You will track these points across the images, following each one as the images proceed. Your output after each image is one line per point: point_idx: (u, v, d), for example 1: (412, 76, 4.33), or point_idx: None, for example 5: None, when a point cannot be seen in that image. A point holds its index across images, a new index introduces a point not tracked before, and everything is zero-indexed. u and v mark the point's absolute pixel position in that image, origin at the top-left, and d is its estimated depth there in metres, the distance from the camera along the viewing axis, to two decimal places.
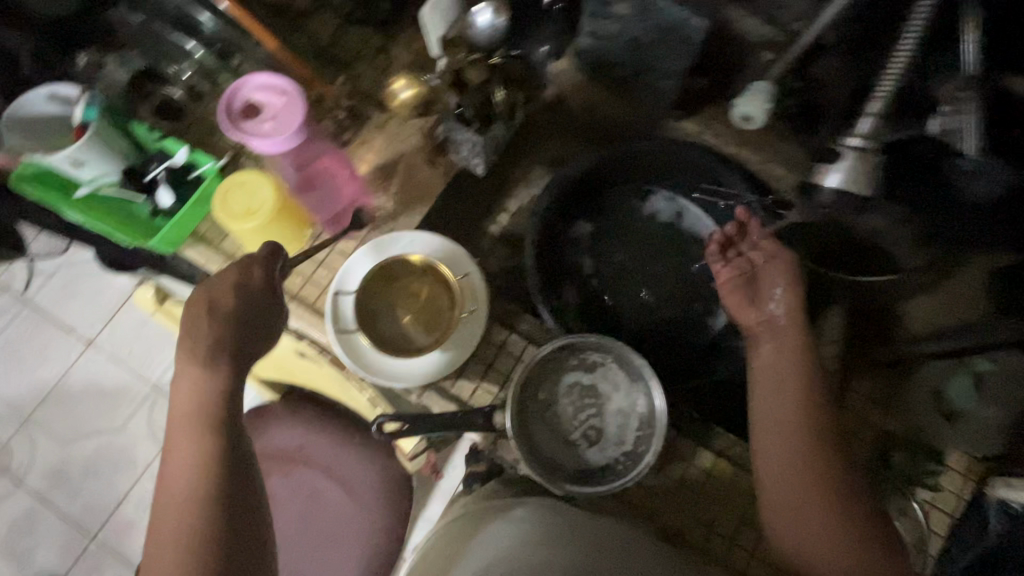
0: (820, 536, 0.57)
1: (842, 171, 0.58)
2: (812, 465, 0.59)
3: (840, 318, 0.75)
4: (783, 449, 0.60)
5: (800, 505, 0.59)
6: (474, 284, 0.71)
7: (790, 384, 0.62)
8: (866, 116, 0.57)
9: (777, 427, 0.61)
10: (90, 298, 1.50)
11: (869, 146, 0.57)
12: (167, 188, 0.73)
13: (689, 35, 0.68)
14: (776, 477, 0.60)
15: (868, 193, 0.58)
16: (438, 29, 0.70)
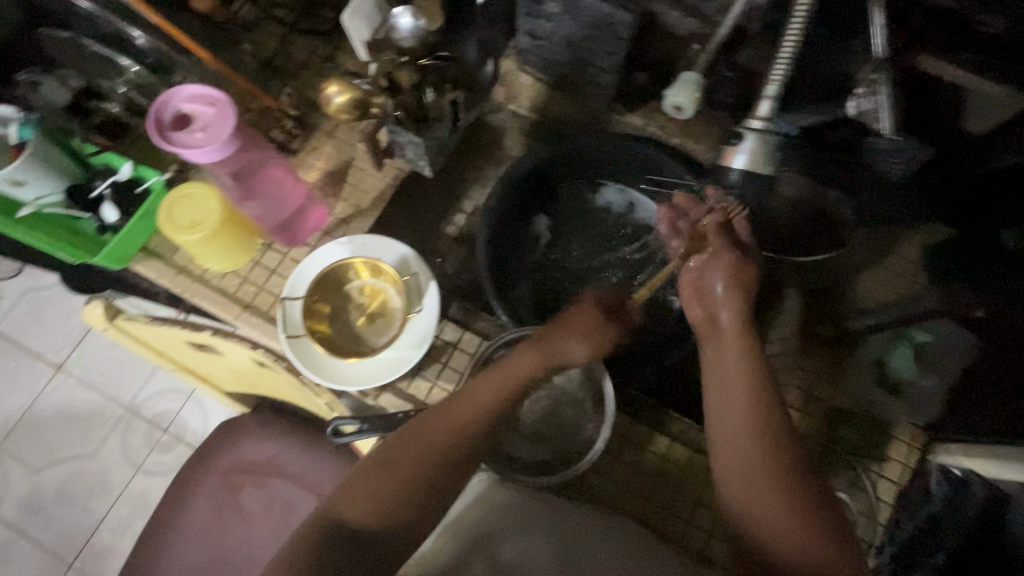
0: (786, 531, 0.49)
1: (746, 152, 0.62)
2: (768, 456, 0.52)
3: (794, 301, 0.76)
4: (736, 442, 0.53)
5: (760, 501, 0.51)
6: (421, 283, 0.72)
7: (737, 377, 0.55)
8: (765, 99, 0.60)
9: (728, 421, 0.54)
10: (57, 323, 1.48)
11: (770, 128, 0.61)
12: (111, 204, 0.73)
13: (619, 31, 0.67)
14: (729, 471, 0.53)
15: (769, 172, 0.62)
16: (363, 32, 0.69)
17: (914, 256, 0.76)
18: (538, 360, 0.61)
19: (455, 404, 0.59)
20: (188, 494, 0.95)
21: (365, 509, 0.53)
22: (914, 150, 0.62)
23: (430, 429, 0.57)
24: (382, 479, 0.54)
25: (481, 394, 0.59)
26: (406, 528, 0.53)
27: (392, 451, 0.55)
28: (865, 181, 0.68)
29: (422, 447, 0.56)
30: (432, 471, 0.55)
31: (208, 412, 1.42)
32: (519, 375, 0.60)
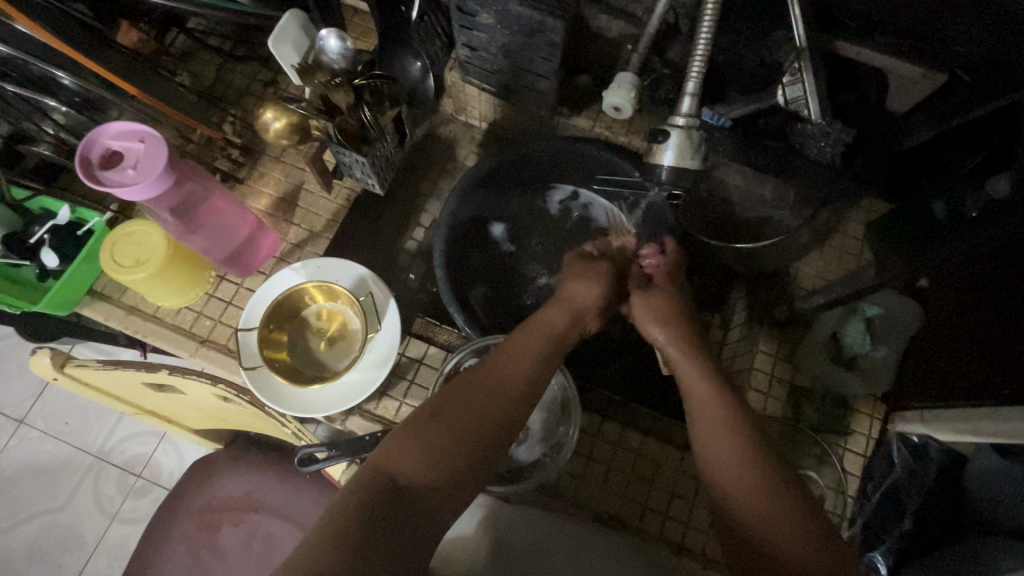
0: (778, 531, 0.45)
1: (673, 148, 0.60)
2: (752, 454, 0.49)
3: (743, 301, 0.80)
4: (716, 445, 0.50)
5: (746, 499, 0.47)
6: (378, 301, 0.72)
7: (705, 387, 0.54)
8: (686, 95, 0.60)
9: (705, 424, 0.52)
10: (14, 375, 1.42)
11: (693, 123, 0.60)
12: (50, 249, 0.71)
13: (550, 36, 0.68)
14: (712, 473, 0.50)
15: (698, 166, 0.61)
16: (293, 57, 0.67)
17: (857, 236, 0.77)
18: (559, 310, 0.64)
19: (498, 356, 0.57)
20: (162, 539, 0.92)
21: (419, 458, 0.49)
22: (838, 132, 0.64)
23: (478, 371, 0.55)
24: (441, 422, 0.51)
25: (515, 343, 0.58)
26: (451, 488, 0.49)
27: (442, 399, 0.53)
28: (796, 171, 0.67)
29: (470, 387, 0.54)
30: (482, 419, 0.52)
31: (183, 451, 1.38)
32: (541, 325, 0.61)
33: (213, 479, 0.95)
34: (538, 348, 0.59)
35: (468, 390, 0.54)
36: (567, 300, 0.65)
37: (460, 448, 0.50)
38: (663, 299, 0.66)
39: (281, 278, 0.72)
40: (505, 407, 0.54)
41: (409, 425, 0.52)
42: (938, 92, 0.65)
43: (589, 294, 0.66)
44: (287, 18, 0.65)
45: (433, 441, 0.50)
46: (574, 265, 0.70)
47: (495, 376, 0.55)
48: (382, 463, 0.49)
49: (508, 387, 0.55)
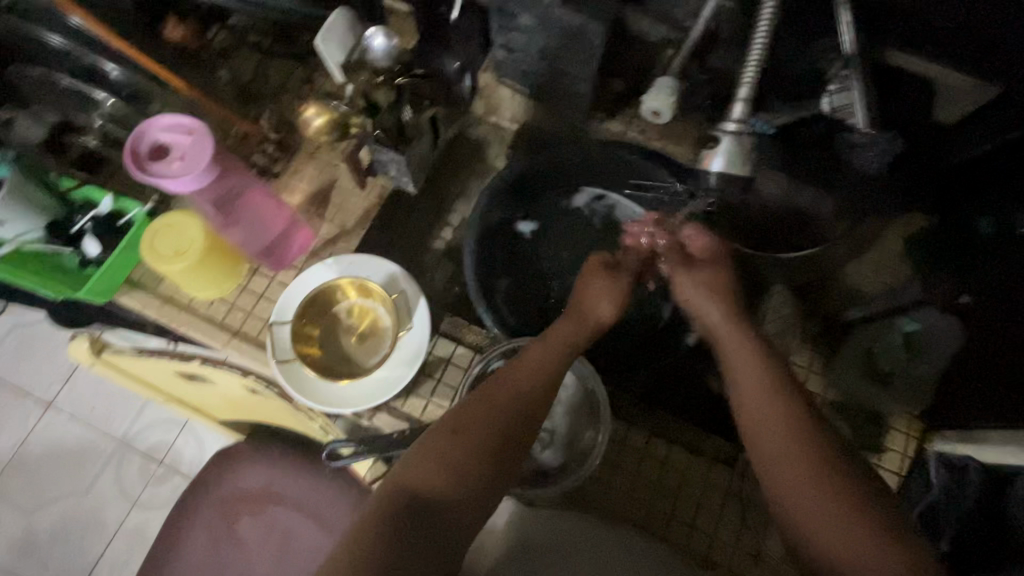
0: (826, 528, 0.45)
1: (722, 154, 0.60)
2: (801, 448, 0.49)
3: (784, 295, 0.76)
4: (762, 433, 0.51)
5: (800, 494, 0.47)
6: (409, 300, 0.72)
7: (751, 373, 0.55)
8: (737, 102, 0.59)
9: (754, 411, 0.53)
10: (44, 360, 1.47)
11: (744, 129, 0.60)
12: (93, 238, 0.73)
13: (590, 39, 0.67)
14: (760, 463, 0.51)
15: (748, 172, 0.60)
16: (337, 56, 0.68)
17: (895, 247, 0.77)
18: (573, 326, 0.63)
19: (513, 369, 0.58)
20: (185, 527, 0.94)
21: (436, 475, 0.51)
22: (886, 144, 0.64)
23: (495, 390, 0.56)
24: (457, 439, 0.52)
25: (529, 361, 0.58)
26: (477, 499, 0.51)
27: (459, 417, 0.54)
28: (843, 182, 0.68)
29: (485, 405, 0.55)
30: (501, 431, 0.54)
31: (203, 441, 1.40)
32: (561, 343, 0.61)
33: (235, 469, 0.96)
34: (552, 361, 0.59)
35: (488, 406, 0.55)
36: (590, 316, 0.64)
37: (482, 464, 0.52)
38: (713, 276, 0.65)
39: (314, 272, 0.73)
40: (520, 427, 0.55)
41: (426, 441, 0.53)
42: (990, 104, 0.64)
43: (610, 314, 0.65)
44: (333, 17, 0.66)
45: (461, 453, 0.52)
46: (598, 271, 0.67)
47: (515, 391, 0.56)
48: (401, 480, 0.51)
49: (527, 405, 0.55)
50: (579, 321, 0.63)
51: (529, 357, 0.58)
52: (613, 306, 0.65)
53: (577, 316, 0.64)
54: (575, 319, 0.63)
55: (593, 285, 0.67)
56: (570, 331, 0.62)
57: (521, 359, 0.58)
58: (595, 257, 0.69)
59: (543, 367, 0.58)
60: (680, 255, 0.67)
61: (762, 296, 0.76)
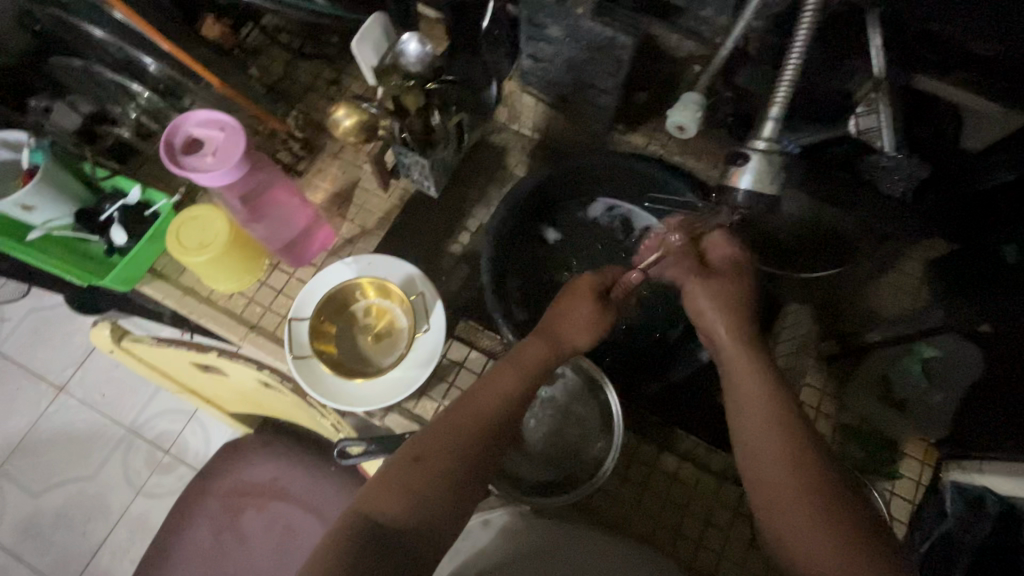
0: (814, 553, 0.45)
1: (750, 171, 0.60)
2: (805, 495, 0.47)
3: (803, 315, 0.75)
4: (767, 467, 0.49)
5: (793, 521, 0.47)
6: (427, 304, 0.72)
7: (759, 400, 0.52)
8: (768, 120, 0.60)
9: (756, 434, 0.51)
10: (58, 344, 1.49)
11: (773, 147, 0.60)
12: (120, 227, 0.73)
13: (619, 53, 0.68)
14: (757, 490, 0.50)
15: (774, 191, 0.60)
16: (373, 59, 0.68)
17: (913, 273, 0.77)
18: (546, 348, 0.60)
19: (485, 391, 0.57)
20: (189, 517, 0.95)
21: (398, 502, 0.50)
22: (913, 167, 0.63)
23: (459, 414, 0.55)
24: (423, 465, 0.51)
25: (500, 384, 0.57)
26: (444, 521, 0.51)
27: (422, 443, 0.53)
28: (864, 202, 0.67)
29: (450, 429, 0.54)
30: (466, 456, 0.53)
31: (210, 432, 1.42)
32: (531, 367, 0.58)
33: (241, 462, 0.97)
34: (524, 384, 0.57)
35: (452, 428, 0.54)
36: (563, 340, 0.61)
37: (448, 487, 0.51)
38: (727, 289, 0.60)
39: (332, 270, 0.74)
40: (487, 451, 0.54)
41: (391, 468, 0.52)
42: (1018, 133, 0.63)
43: (584, 342, 0.62)
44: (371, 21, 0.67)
45: (423, 478, 0.51)
46: (584, 292, 0.64)
47: (484, 413, 0.55)
48: (363, 508, 0.50)
49: (492, 427, 0.55)
50: (558, 343, 0.61)
51: (496, 379, 0.57)
52: (595, 330, 0.63)
53: (549, 339, 0.61)
54: (546, 341, 0.61)
55: (575, 311, 0.63)
56: (540, 355, 0.60)
57: (492, 380, 0.57)
58: (585, 277, 0.65)
59: (512, 388, 0.57)
60: (696, 261, 0.62)
61: (778, 316, 0.75)
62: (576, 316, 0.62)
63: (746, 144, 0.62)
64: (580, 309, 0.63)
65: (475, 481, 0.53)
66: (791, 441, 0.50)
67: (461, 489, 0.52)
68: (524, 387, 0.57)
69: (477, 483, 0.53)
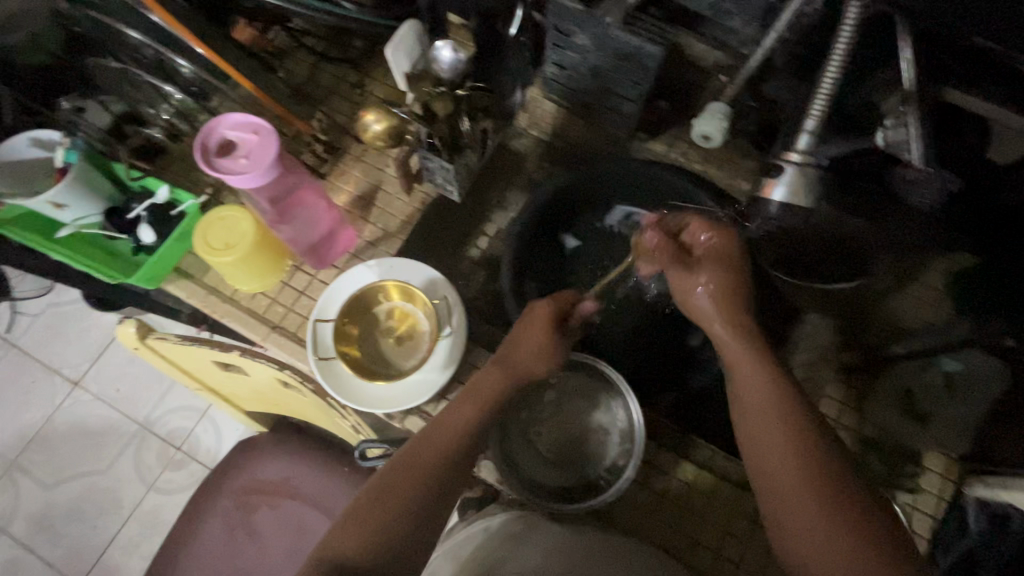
0: (824, 541, 0.46)
1: (787, 184, 0.59)
2: (813, 484, 0.48)
3: (822, 327, 0.77)
4: (774, 460, 0.50)
5: (800, 510, 0.48)
6: (451, 308, 0.72)
7: (762, 393, 0.53)
8: (804, 132, 0.59)
9: (762, 426, 0.52)
10: (74, 339, 1.51)
11: (809, 161, 0.59)
12: (148, 226, 0.74)
13: (646, 62, 0.68)
14: (765, 480, 0.51)
15: (811, 206, 0.59)
16: (403, 64, 0.70)
17: (935, 285, 0.77)
18: (501, 378, 0.63)
19: (439, 424, 0.59)
20: (203, 514, 0.95)
21: (358, 542, 0.50)
22: (943, 181, 0.61)
23: (416, 449, 0.57)
24: (382, 503, 0.53)
25: (454, 417, 0.59)
26: (407, 558, 0.51)
27: (380, 481, 0.54)
28: (891, 215, 0.66)
29: (407, 465, 0.55)
30: (422, 490, 0.54)
31: (222, 430, 1.43)
32: (485, 399, 0.61)
33: (255, 460, 0.98)
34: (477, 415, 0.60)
35: (411, 462, 0.56)
36: (518, 368, 0.64)
37: (408, 522, 0.53)
38: (724, 275, 0.60)
39: (355, 273, 0.74)
40: (444, 483, 0.55)
41: (352, 511, 0.53)
42: None
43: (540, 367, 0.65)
44: (404, 28, 0.69)
45: (383, 514, 0.52)
46: (540, 318, 0.65)
47: (440, 445, 0.57)
48: (322, 554, 0.50)
49: (449, 458, 0.57)
50: (512, 372, 0.64)
51: (451, 413, 0.60)
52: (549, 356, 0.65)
53: (503, 370, 0.64)
54: (501, 372, 0.63)
55: (528, 339, 0.65)
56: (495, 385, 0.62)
57: (447, 414, 0.60)
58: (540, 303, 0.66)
59: (466, 420, 0.59)
60: (677, 251, 0.63)
61: (798, 322, 0.77)
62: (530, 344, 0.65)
63: (779, 158, 0.62)
64: (528, 342, 0.65)
65: (433, 515, 0.54)
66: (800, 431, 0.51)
67: (421, 524, 0.53)
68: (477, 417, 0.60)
69: (436, 517, 0.54)
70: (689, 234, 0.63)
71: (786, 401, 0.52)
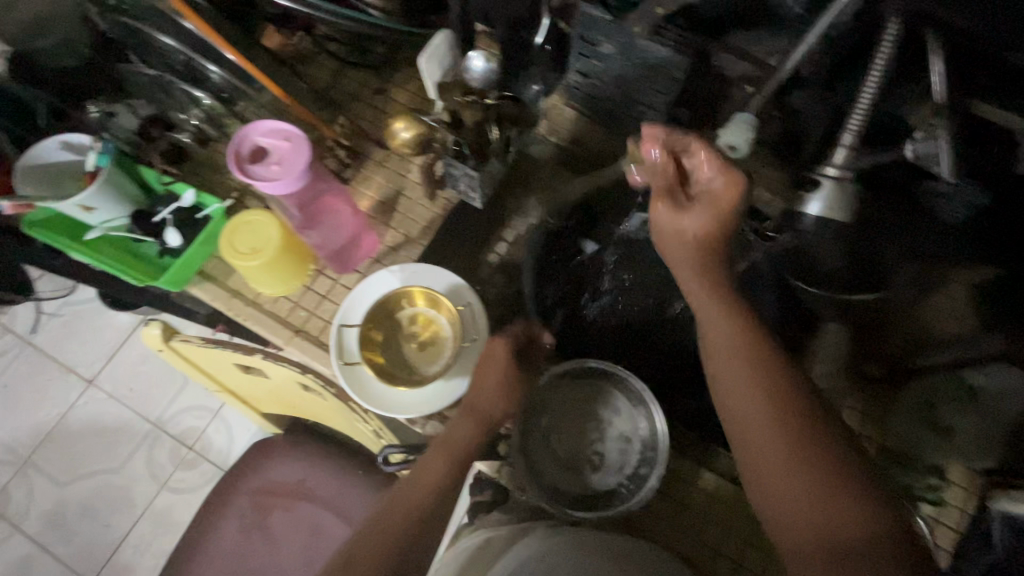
0: (796, 490, 0.46)
1: (821, 199, 0.63)
2: (784, 427, 0.48)
3: (835, 337, 0.74)
4: (747, 410, 0.50)
5: (772, 459, 0.48)
6: (475, 316, 0.73)
7: (731, 339, 0.53)
8: (840, 146, 0.62)
9: (731, 372, 0.52)
10: (89, 338, 1.52)
11: (846, 175, 0.63)
12: (174, 230, 0.75)
13: (670, 71, 0.70)
14: (736, 430, 0.51)
15: (846, 219, 0.63)
16: (436, 74, 0.70)
17: (959, 296, 0.76)
18: (470, 425, 0.68)
19: (414, 479, 0.64)
20: (219, 515, 0.96)
21: None
22: (971, 196, 0.67)
23: (392, 505, 0.62)
24: (358, 561, 0.57)
25: (428, 469, 0.65)
26: None
27: (357, 541, 0.60)
28: (924, 225, 0.70)
29: (382, 522, 0.61)
30: (396, 546, 0.59)
31: (234, 430, 1.44)
32: (456, 449, 0.66)
33: (270, 462, 0.98)
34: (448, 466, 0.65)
35: (388, 518, 0.61)
36: (483, 413, 0.68)
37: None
38: (713, 214, 0.58)
39: (380, 278, 0.75)
40: (419, 537, 0.60)
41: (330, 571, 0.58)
42: None
43: (504, 407, 0.69)
44: (437, 38, 0.69)
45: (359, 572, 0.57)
46: (501, 359, 0.70)
47: (415, 498, 0.63)
48: None
49: (423, 510, 0.62)
50: (479, 420, 0.68)
51: (425, 466, 0.65)
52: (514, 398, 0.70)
53: (471, 417, 0.68)
54: (470, 420, 0.68)
55: (490, 382, 0.69)
56: (466, 432, 0.67)
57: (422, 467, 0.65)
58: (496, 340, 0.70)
59: (439, 473, 0.64)
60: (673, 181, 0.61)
61: (814, 334, 0.74)
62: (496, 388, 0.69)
63: (816, 172, 0.65)
64: (489, 385, 0.69)
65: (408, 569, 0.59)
66: (770, 374, 0.51)
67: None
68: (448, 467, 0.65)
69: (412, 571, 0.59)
70: (694, 166, 0.60)
71: (765, 359, 0.52)
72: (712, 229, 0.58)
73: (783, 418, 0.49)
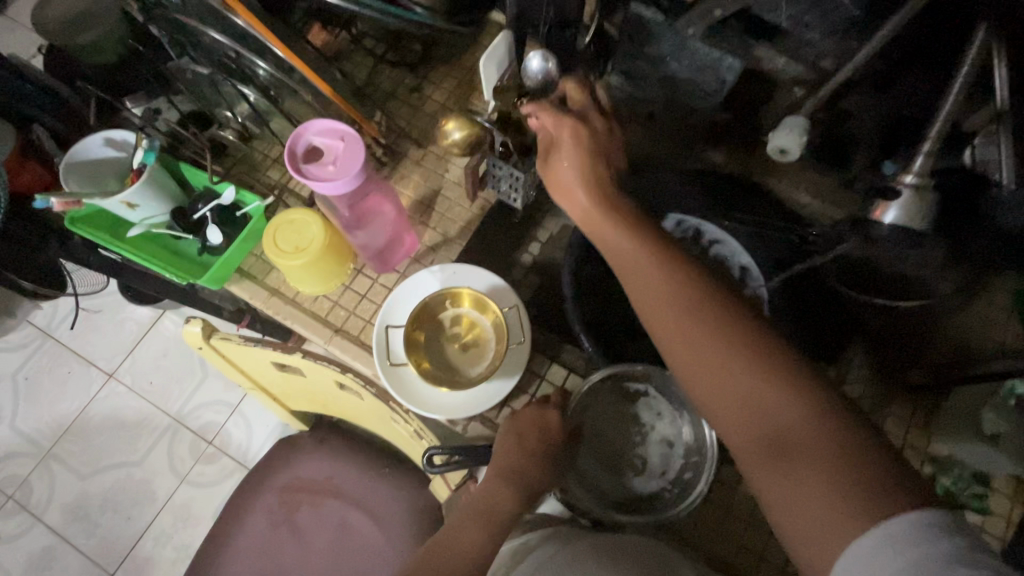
0: (723, 378, 0.50)
1: (899, 208, 0.62)
2: (700, 320, 0.52)
3: (863, 355, 0.75)
4: (664, 311, 0.53)
5: (697, 354, 0.51)
6: (519, 317, 0.72)
7: (641, 250, 0.56)
8: (920, 154, 0.60)
9: (642, 278, 0.55)
10: (111, 331, 1.52)
11: (926, 184, 0.61)
12: (214, 226, 0.75)
13: (723, 74, 0.71)
14: (662, 333, 0.54)
15: (923, 226, 0.62)
16: (494, 75, 0.70)
17: (999, 302, 0.77)
18: (506, 488, 0.62)
19: (447, 540, 0.60)
20: (247, 512, 0.96)
21: None
22: None
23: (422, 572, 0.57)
24: None
25: (460, 533, 0.60)
26: None
27: None
28: (979, 231, 0.66)
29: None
30: None
31: (252, 425, 1.44)
32: (489, 514, 0.61)
33: (297, 458, 0.98)
34: (486, 535, 0.60)
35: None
36: (521, 475, 0.63)
37: None
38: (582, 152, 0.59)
39: (422, 279, 0.74)
40: None
41: None
42: None
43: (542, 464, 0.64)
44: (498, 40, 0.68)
45: None
46: (534, 417, 0.65)
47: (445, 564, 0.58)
48: None
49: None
50: (514, 479, 0.63)
51: (456, 532, 0.60)
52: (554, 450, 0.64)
53: (506, 479, 0.63)
54: (503, 481, 0.63)
55: (527, 439, 0.64)
56: (503, 492, 0.62)
57: (456, 529, 0.61)
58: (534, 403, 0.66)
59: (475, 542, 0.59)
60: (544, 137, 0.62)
61: (845, 347, 0.76)
62: (537, 440, 0.64)
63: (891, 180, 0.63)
64: (526, 436, 0.64)
65: None
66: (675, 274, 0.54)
67: None
68: (483, 537, 0.60)
69: None
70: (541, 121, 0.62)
71: (667, 259, 0.55)
72: (586, 169, 0.58)
73: (696, 307, 0.52)
